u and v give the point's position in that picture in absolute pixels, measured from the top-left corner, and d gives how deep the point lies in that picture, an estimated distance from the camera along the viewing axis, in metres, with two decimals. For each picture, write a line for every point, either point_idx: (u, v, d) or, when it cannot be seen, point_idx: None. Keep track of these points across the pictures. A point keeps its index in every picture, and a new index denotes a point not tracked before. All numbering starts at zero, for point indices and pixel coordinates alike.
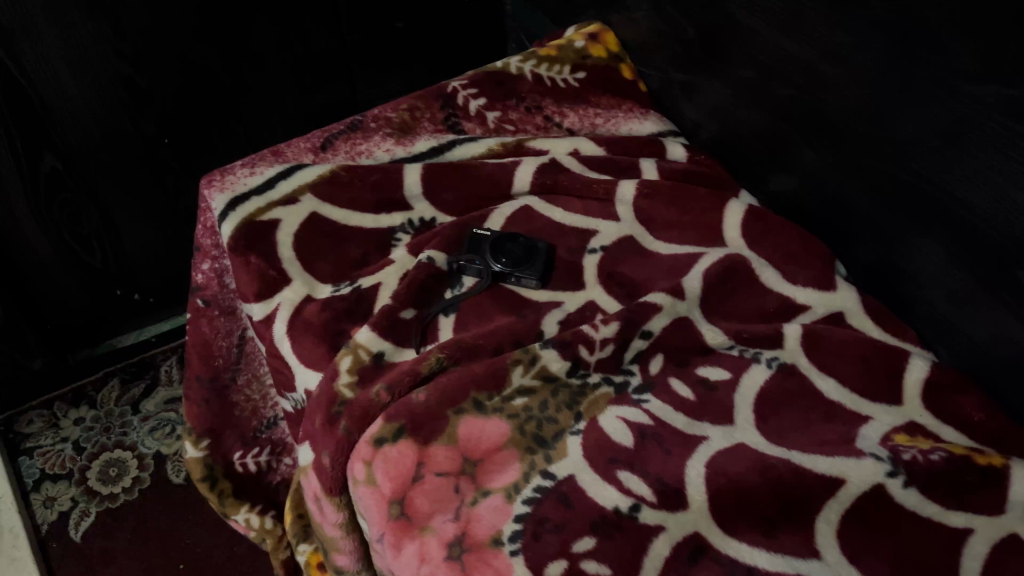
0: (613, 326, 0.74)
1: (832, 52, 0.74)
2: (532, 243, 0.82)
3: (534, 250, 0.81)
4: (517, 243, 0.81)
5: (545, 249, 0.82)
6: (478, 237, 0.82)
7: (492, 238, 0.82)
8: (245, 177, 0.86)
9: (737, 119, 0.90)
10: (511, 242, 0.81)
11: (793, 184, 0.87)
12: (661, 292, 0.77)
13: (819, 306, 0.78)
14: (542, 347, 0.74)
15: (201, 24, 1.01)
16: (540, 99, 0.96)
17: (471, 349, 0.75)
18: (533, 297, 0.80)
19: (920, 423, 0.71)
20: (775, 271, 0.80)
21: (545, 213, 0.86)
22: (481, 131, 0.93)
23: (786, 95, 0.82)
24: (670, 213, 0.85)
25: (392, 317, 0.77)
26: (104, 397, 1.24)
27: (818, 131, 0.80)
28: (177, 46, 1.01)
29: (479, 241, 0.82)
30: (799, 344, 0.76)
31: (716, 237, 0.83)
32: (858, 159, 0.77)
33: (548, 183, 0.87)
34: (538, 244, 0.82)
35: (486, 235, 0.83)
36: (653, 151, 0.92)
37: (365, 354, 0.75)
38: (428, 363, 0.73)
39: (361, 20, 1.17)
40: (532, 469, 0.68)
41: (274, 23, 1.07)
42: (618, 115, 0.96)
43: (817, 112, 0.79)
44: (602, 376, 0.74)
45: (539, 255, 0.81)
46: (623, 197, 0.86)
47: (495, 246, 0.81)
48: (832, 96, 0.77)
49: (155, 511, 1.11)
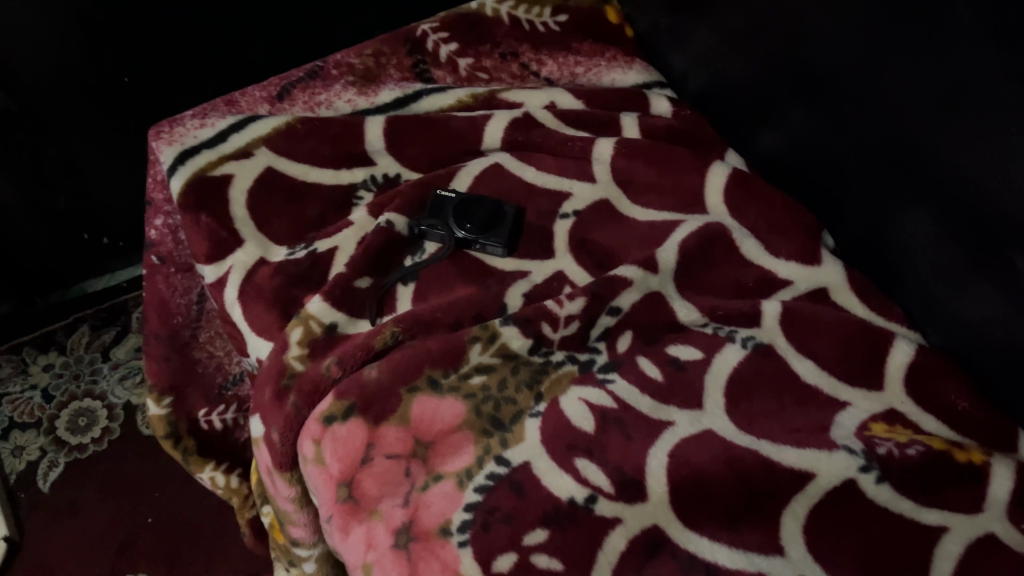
0: (579, 302, 0.69)
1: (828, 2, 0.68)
2: (500, 207, 0.77)
3: (501, 214, 0.76)
4: (484, 207, 0.76)
5: (513, 213, 0.77)
6: (441, 198, 0.77)
7: (457, 200, 0.77)
8: (195, 129, 0.81)
9: (726, 71, 0.83)
10: (477, 206, 0.76)
11: (779, 143, 0.81)
12: (633, 265, 0.72)
13: (800, 282, 0.74)
14: (502, 323, 0.69)
15: None
16: (517, 45, 0.88)
17: (427, 322, 0.70)
18: (498, 265, 0.76)
19: (899, 412, 0.67)
20: (756, 241, 0.75)
21: (516, 172, 0.81)
22: (451, 79, 0.87)
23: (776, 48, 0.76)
24: (649, 175, 0.79)
25: (346, 286, 0.72)
26: (74, 343, 1.20)
27: (807, 86, 0.74)
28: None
29: (442, 203, 0.77)
30: (777, 322, 0.71)
31: (697, 203, 0.78)
32: (847, 120, 0.71)
33: (520, 140, 0.82)
34: (506, 209, 0.77)
35: (451, 196, 0.77)
36: (636, 104, 0.86)
37: (317, 325, 0.71)
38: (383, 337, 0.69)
39: None
40: (486, 453, 0.65)
41: None
42: (601, 63, 0.88)
43: (807, 66, 0.73)
44: (566, 354, 0.70)
45: (506, 221, 0.76)
46: (600, 156, 0.81)
47: (459, 210, 0.76)
48: (824, 50, 0.70)
49: (124, 462, 1.09)
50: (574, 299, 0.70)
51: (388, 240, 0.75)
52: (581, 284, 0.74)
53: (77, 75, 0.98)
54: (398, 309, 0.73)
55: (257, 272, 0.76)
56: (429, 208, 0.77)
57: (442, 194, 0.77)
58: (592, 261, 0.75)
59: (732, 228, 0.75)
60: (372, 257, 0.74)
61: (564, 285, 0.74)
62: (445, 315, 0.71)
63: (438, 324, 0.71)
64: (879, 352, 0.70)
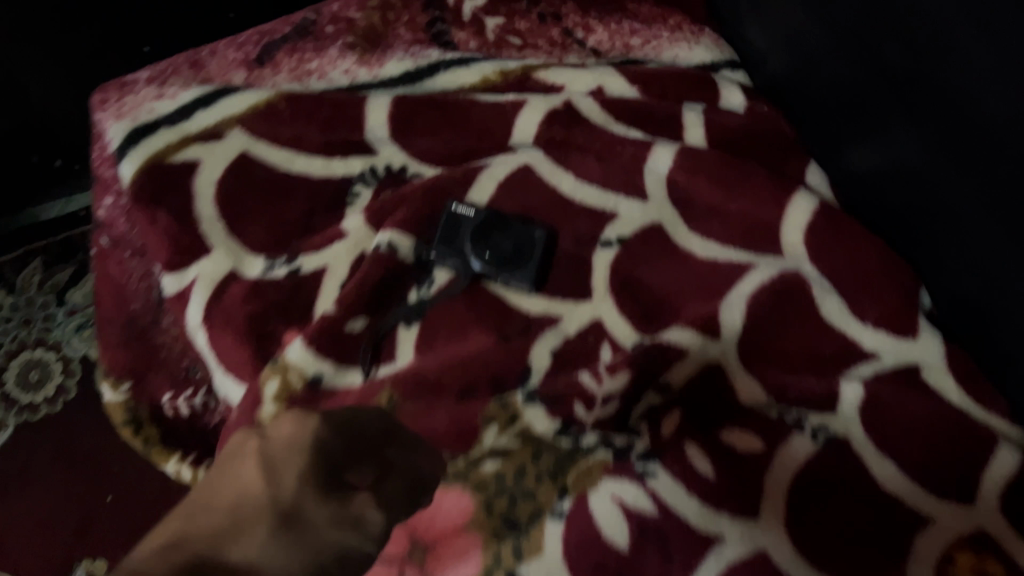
0: (621, 379, 0.57)
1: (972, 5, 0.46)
2: (529, 232, 0.62)
3: (531, 243, 0.61)
4: (510, 232, 0.61)
5: (544, 242, 0.62)
6: (457, 217, 0.62)
7: (477, 220, 0.62)
8: (152, 99, 0.64)
9: (817, 56, 0.61)
10: (501, 230, 0.61)
11: (877, 162, 0.59)
12: (685, 328, 0.60)
13: (889, 356, 0.60)
14: (526, 401, 0.57)
15: None
16: (559, 4, 0.71)
17: (432, 388, 0.58)
18: (524, 308, 0.61)
19: (996, 540, 0.55)
20: (840, 299, 0.61)
21: (550, 180, 0.65)
22: (475, 45, 0.69)
23: (896, 39, 0.53)
24: (714, 196, 0.64)
25: (334, 330, 0.59)
26: (22, 282, 0.94)
27: (928, 107, 0.52)
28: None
29: (458, 224, 0.62)
30: (855, 411, 0.59)
31: (771, 241, 0.63)
32: (976, 174, 0.50)
33: (558, 137, 0.65)
34: (537, 235, 0.62)
35: (468, 215, 0.62)
36: (703, 93, 0.69)
37: (298, 380, 0.58)
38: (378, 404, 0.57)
39: None
40: (496, 567, 0.53)
41: None
42: (663, 34, 0.71)
43: (931, 81, 0.51)
44: (599, 437, 0.57)
45: (536, 252, 0.61)
46: (656, 166, 0.65)
47: (477, 236, 0.61)
48: (959, 69, 0.48)
49: None
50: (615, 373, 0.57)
51: (386, 272, 0.61)
52: (625, 343, 0.60)
53: None
54: (398, 363, 0.60)
55: (228, 290, 0.62)
56: (441, 230, 0.62)
57: (457, 211, 0.62)
58: (637, 310, 0.61)
59: (813, 281, 0.61)
60: (365, 294, 0.60)
61: (603, 342, 0.60)
62: (455, 380, 0.58)
63: (445, 392, 0.58)
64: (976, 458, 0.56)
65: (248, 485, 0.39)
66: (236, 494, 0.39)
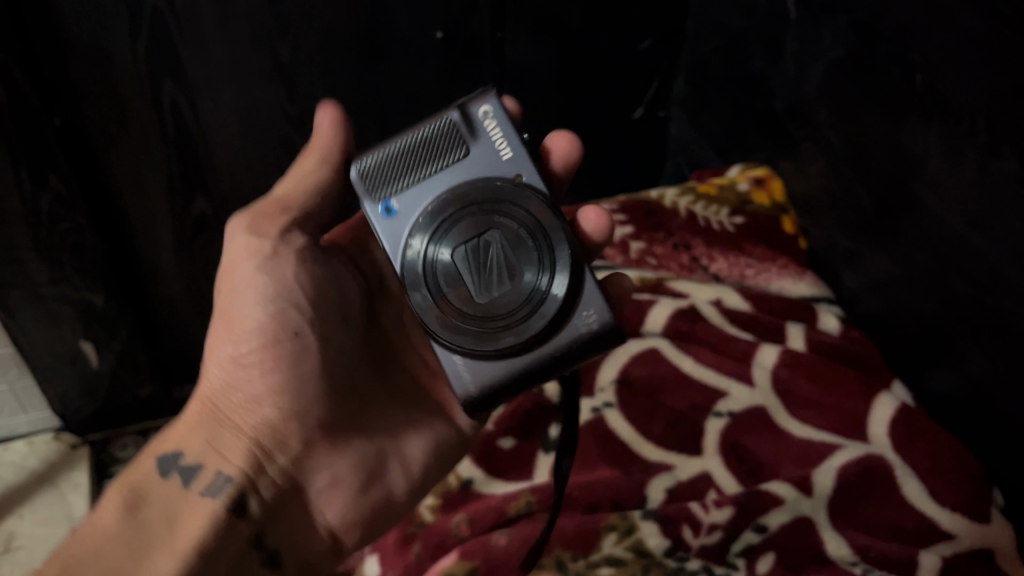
0: (726, 512, 0.75)
1: None
2: (593, 314, 0.61)
3: (486, 334, 0.61)
4: (503, 302, 0.61)
5: (587, 330, 0.61)
6: (373, 148, 0.63)
7: (432, 197, 0.62)
8: None
9: (905, 229, 0.81)
10: (526, 238, 0.61)
11: (956, 383, 0.79)
12: (786, 483, 0.77)
13: (964, 537, 0.73)
14: (642, 517, 0.75)
15: (365, 70, 1.01)
16: (689, 238, 1.01)
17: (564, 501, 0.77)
18: (242, 266, 0.63)
19: None
20: (920, 484, 0.76)
21: (675, 360, 0.87)
22: (620, 259, 1.00)
23: (1014, 176, 0.66)
24: (812, 390, 0.84)
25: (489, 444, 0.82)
26: None
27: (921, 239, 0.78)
28: (349, 106, 1.04)
29: (485, 149, 0.62)
30: (886, 439, 0.79)
31: (859, 430, 0.80)
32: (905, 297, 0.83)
33: (682, 329, 0.90)
34: (492, 327, 0.61)
35: (465, 157, 0.62)
36: (805, 315, 0.92)
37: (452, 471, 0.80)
38: (286, 448, 0.64)
39: (565, 110, 1.17)
40: None
41: (438, 94, 1.07)
42: (771, 270, 0.97)
43: (997, 287, 0.70)
44: (701, 564, 0.73)
45: (471, 348, 0.61)
46: (762, 361, 0.87)
47: (433, 138, 0.62)
48: (1015, 268, 0.67)
49: None
50: (720, 507, 0.75)
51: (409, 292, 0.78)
52: (728, 490, 0.78)
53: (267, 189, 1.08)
54: (520, 484, 0.79)
55: (536, 423, 0.84)
56: (450, 129, 0.62)
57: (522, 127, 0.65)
58: (744, 472, 0.80)
59: (896, 465, 0.77)
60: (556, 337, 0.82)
61: (709, 488, 0.78)
62: (303, 317, 0.64)
63: (252, 353, 0.63)
64: (979, 481, 0.74)
65: (228, 288, 0.64)
66: (221, 301, 0.65)
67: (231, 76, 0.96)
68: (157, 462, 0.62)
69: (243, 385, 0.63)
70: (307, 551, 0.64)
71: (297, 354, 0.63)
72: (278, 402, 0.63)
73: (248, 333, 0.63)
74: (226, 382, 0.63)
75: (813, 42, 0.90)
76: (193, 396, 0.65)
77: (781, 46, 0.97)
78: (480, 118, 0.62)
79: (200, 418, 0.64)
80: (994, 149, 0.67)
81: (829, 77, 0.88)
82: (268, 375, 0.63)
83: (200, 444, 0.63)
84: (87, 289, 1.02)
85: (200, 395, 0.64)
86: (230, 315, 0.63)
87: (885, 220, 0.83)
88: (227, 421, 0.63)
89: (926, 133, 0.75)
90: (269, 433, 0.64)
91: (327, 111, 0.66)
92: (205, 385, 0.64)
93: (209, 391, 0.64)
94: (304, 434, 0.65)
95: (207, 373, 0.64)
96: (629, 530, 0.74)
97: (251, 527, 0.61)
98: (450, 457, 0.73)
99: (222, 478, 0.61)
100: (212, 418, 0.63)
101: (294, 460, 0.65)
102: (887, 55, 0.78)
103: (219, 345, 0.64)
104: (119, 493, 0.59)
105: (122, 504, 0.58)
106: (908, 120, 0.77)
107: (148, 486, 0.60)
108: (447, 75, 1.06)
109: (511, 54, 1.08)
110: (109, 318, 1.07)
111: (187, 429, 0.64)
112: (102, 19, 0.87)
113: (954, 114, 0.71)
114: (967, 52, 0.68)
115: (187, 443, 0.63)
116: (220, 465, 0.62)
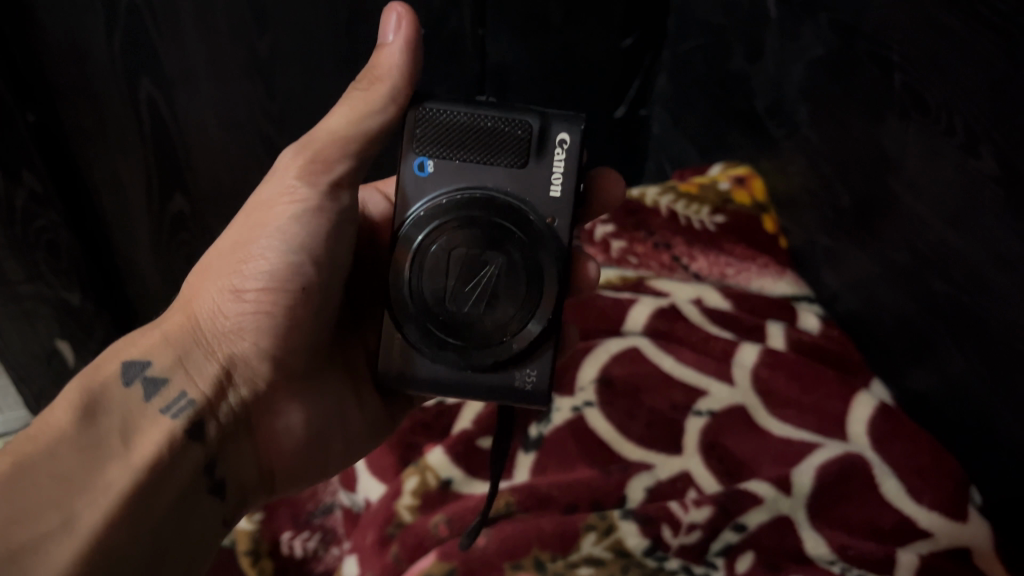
0: (704, 512, 0.75)
1: (1006, 216, 0.65)
2: (532, 373, 0.60)
3: (435, 333, 0.59)
4: (462, 314, 0.59)
5: (521, 384, 0.60)
6: (445, 100, 0.60)
7: (460, 180, 0.60)
8: None
9: (884, 228, 0.81)
10: (522, 278, 0.59)
11: (934, 381, 0.79)
12: (765, 483, 0.77)
13: (941, 536, 0.73)
14: (621, 517, 0.75)
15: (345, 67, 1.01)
16: (670, 237, 1.01)
17: (544, 501, 0.77)
18: (277, 208, 0.61)
19: None
20: (898, 483, 0.76)
21: (655, 360, 0.87)
22: (601, 258, 1.01)
23: (991, 176, 0.66)
24: (791, 390, 0.84)
25: (469, 444, 0.82)
26: None
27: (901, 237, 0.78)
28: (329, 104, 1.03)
29: (538, 176, 0.59)
30: (865, 438, 0.80)
31: (839, 430, 0.81)
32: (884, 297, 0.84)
33: (663, 328, 0.91)
34: (442, 336, 0.59)
35: (518, 168, 0.59)
36: (785, 314, 0.93)
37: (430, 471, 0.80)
38: (253, 387, 0.61)
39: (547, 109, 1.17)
40: None
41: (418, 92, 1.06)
42: (752, 269, 0.98)
43: (975, 286, 0.70)
44: (681, 563, 0.73)
45: (420, 346, 0.60)
46: (742, 360, 0.87)
47: (495, 134, 0.59)
48: (993, 268, 0.67)
49: None
50: (699, 507, 0.75)
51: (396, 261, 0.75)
52: (707, 490, 0.78)
53: (246, 187, 1.06)
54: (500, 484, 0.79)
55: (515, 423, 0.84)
56: (515, 141, 0.59)
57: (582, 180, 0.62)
58: (723, 472, 0.80)
59: (875, 464, 0.77)
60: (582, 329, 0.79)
61: (689, 487, 0.78)
62: (312, 272, 0.61)
63: (255, 291, 0.60)
64: (956, 479, 0.75)
65: (257, 216, 0.62)
66: (240, 230, 0.62)
67: (210, 73, 0.95)
68: (122, 366, 0.57)
69: (235, 316, 0.60)
70: (241, 490, 0.61)
71: (295, 305, 0.61)
72: (261, 342, 0.60)
73: (258, 270, 0.60)
74: (219, 307, 0.60)
75: (794, 42, 0.90)
76: (180, 308, 0.61)
77: (761, 45, 0.97)
78: (552, 148, 0.59)
79: (179, 332, 0.60)
80: (972, 148, 0.67)
81: (810, 77, 0.88)
82: (261, 317, 0.60)
83: (172, 358, 0.58)
84: (62, 287, 1.00)
85: (189, 312, 0.61)
86: (246, 247, 0.61)
87: (864, 218, 0.84)
88: (206, 344, 0.60)
89: (905, 133, 0.75)
90: (243, 372, 0.61)
91: (400, 37, 0.60)
92: (199, 305, 0.61)
93: (199, 309, 0.60)
94: (272, 382, 0.62)
95: (204, 291, 0.61)
96: (608, 530, 0.74)
97: (206, 454, 0.57)
98: (380, 433, 0.72)
99: (185, 398, 0.57)
100: (190, 337, 0.60)
101: (255, 400, 0.61)
102: (866, 55, 0.78)
103: (230, 272, 0.61)
104: (79, 392, 0.54)
105: (81, 407, 0.53)
106: (887, 119, 0.77)
107: (106, 392, 0.55)
108: (428, 73, 1.05)
109: (493, 52, 1.08)
110: (84, 317, 1.05)
111: (166, 340, 0.59)
112: (78, 15, 0.86)
113: (933, 114, 0.71)
114: (945, 52, 0.68)
115: (160, 352, 0.58)
116: (187, 386, 0.58)
